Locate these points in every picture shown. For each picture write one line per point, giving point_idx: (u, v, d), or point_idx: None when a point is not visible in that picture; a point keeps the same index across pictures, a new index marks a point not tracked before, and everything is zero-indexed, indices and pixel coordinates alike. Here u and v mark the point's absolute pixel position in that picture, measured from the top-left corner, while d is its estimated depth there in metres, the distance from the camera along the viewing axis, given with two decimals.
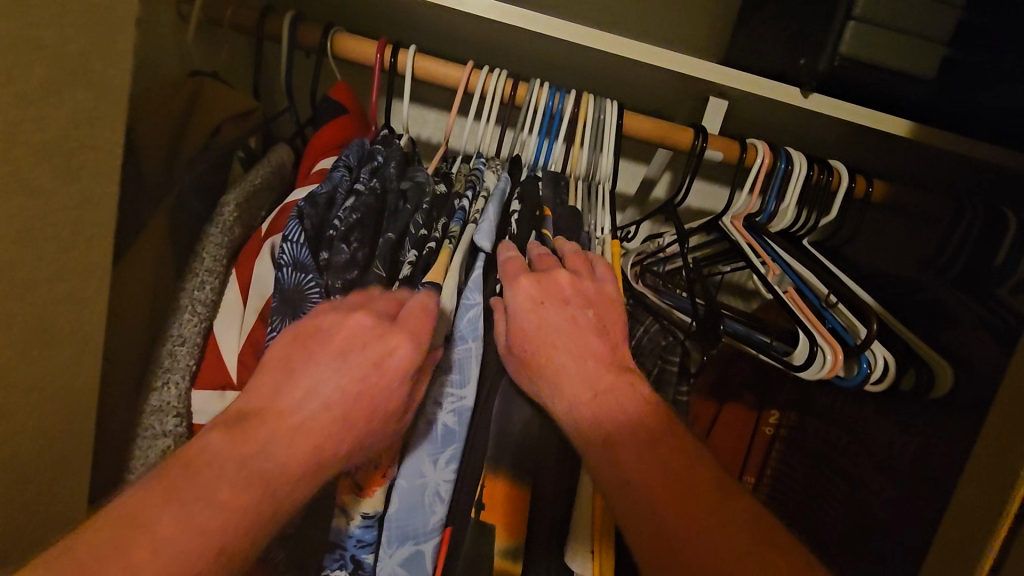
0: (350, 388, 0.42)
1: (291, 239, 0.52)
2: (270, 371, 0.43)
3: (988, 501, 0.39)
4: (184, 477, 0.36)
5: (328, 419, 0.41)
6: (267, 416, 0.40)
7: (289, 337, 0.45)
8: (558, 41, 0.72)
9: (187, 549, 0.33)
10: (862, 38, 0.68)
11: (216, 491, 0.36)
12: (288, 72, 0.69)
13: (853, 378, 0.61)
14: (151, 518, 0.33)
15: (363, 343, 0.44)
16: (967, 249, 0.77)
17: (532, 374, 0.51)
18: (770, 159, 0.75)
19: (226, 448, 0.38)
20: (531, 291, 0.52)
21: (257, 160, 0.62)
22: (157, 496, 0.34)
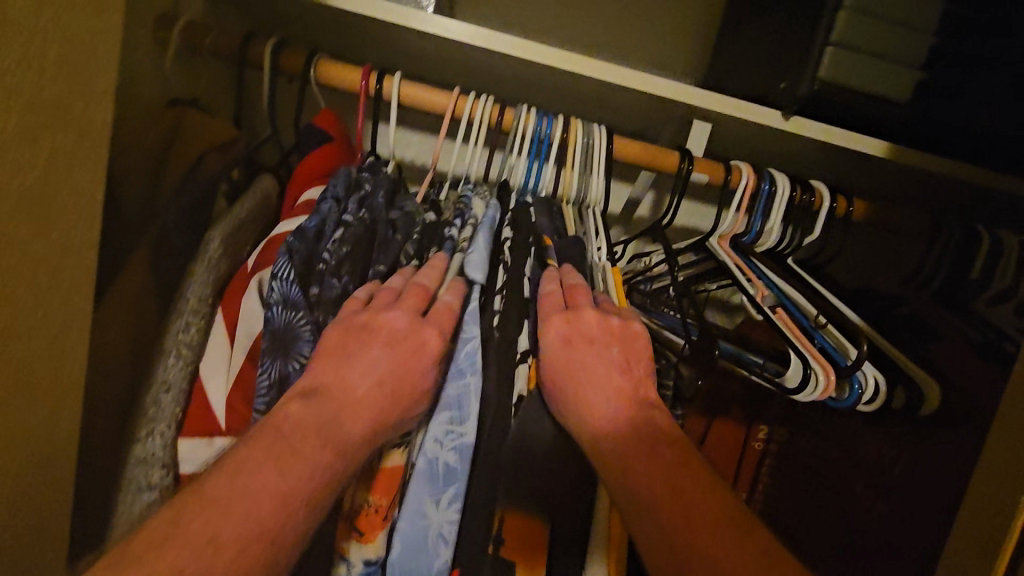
0: (395, 369, 0.48)
1: (280, 276, 0.50)
2: (323, 360, 0.48)
3: (994, 518, 0.39)
4: (275, 442, 0.41)
5: (379, 395, 0.47)
6: (329, 398, 0.45)
7: (341, 328, 0.49)
8: (544, 66, 0.72)
9: (291, 493, 0.39)
10: (841, 63, 0.70)
11: (304, 450, 0.42)
12: (271, 100, 0.68)
13: (846, 400, 0.61)
14: (258, 470, 0.39)
15: (405, 331, 0.50)
16: (945, 265, 0.79)
17: (562, 401, 0.51)
18: (754, 180, 0.76)
19: (305, 419, 0.43)
20: (558, 325, 0.52)
21: (242, 192, 0.61)
22: (260, 453, 0.40)
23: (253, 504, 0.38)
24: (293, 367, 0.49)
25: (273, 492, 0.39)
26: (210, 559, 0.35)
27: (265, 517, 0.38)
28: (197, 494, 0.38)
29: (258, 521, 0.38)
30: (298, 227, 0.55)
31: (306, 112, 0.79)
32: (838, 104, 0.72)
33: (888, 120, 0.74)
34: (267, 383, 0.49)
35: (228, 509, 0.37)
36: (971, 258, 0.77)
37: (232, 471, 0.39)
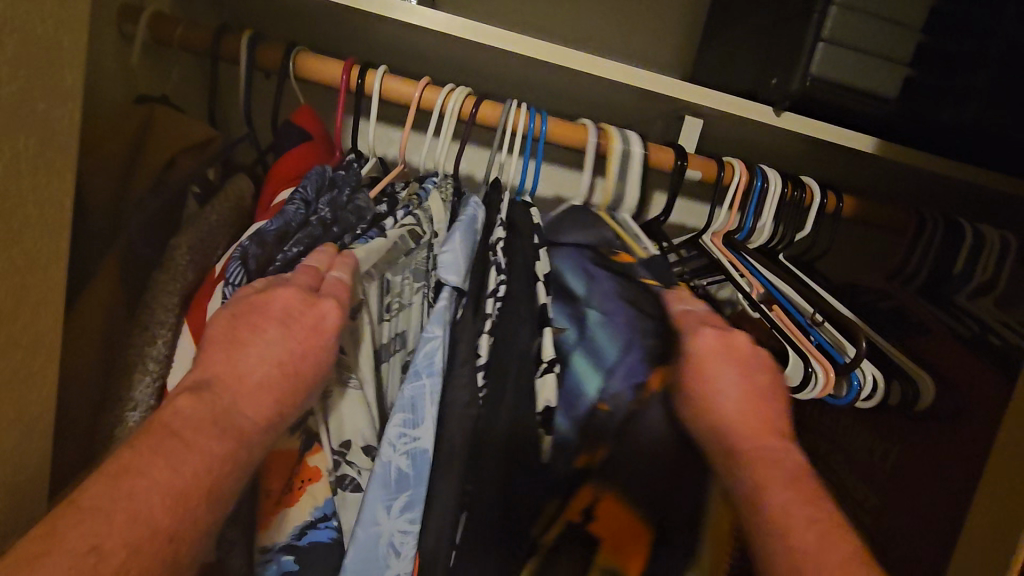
0: (292, 351, 0.43)
1: (232, 282, 0.49)
2: (215, 347, 0.42)
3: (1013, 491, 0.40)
4: (164, 439, 0.35)
5: (268, 383, 0.41)
6: (210, 390, 0.39)
7: (232, 311, 0.43)
8: (532, 61, 0.70)
9: (190, 491, 0.34)
10: (832, 59, 0.69)
11: (196, 443, 0.36)
12: (246, 96, 0.64)
13: (844, 397, 0.60)
14: (146, 468, 0.33)
15: (311, 312, 0.45)
16: (930, 261, 0.80)
17: (693, 406, 0.49)
18: (746, 177, 0.74)
19: (197, 410, 0.37)
20: (710, 337, 0.52)
21: (217, 195, 0.57)
22: (146, 452, 0.34)
23: (140, 507, 0.32)
24: None
25: (161, 492, 0.33)
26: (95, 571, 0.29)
27: (157, 520, 0.32)
28: (74, 500, 0.32)
29: (149, 526, 0.32)
30: (258, 230, 0.52)
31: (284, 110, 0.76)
32: (829, 100, 0.72)
33: (876, 116, 0.74)
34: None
35: (112, 512, 0.31)
36: (957, 250, 0.77)
37: (118, 470, 0.33)
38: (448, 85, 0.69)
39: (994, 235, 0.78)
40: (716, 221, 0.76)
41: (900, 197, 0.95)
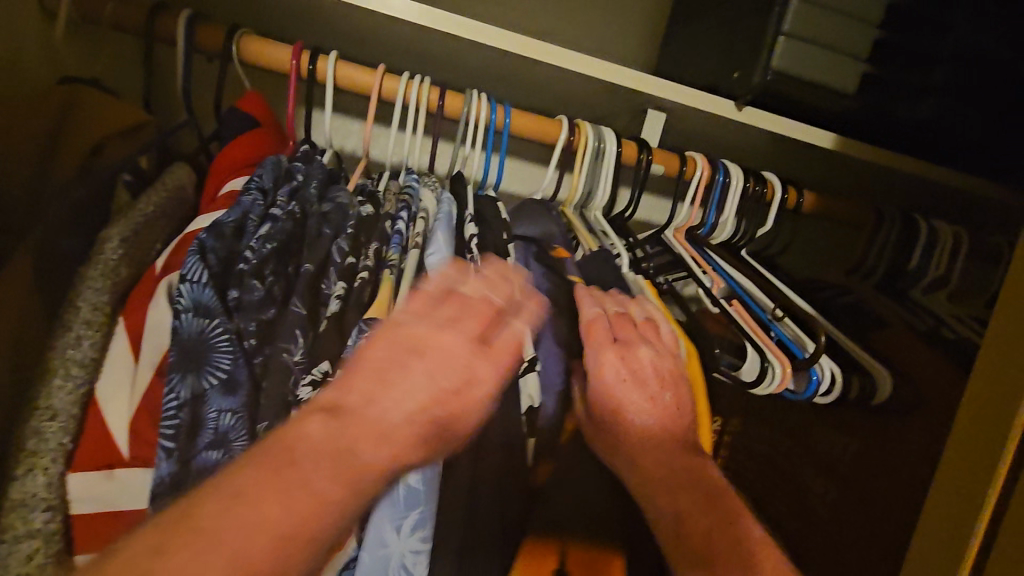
0: (433, 405, 0.36)
1: (192, 278, 0.45)
2: (359, 368, 0.36)
3: (970, 492, 0.38)
4: (283, 466, 0.30)
5: (406, 439, 0.34)
6: (341, 429, 0.33)
7: (395, 333, 0.38)
8: (493, 50, 0.67)
9: (295, 543, 0.28)
10: (793, 53, 0.68)
11: (316, 485, 0.30)
12: (185, 80, 0.60)
13: (804, 392, 0.60)
14: (262, 499, 0.29)
15: (461, 354, 0.39)
16: (887, 256, 0.80)
17: (603, 431, 0.47)
18: (709, 172, 0.73)
19: (329, 438, 0.32)
20: (612, 357, 0.49)
21: (151, 183, 0.53)
22: (268, 479, 0.29)
23: (242, 550, 0.27)
24: (208, 384, 0.44)
25: (265, 536, 0.28)
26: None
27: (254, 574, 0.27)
28: (185, 519, 0.28)
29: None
30: (214, 221, 0.49)
31: (228, 96, 0.71)
32: (790, 94, 0.72)
33: (835, 111, 0.74)
34: (269, 426, 0.44)
35: (219, 551, 0.27)
36: (913, 245, 0.79)
37: (232, 496, 0.28)
38: (406, 73, 0.66)
39: (947, 234, 0.79)
40: (677, 217, 0.75)
41: (858, 193, 0.96)
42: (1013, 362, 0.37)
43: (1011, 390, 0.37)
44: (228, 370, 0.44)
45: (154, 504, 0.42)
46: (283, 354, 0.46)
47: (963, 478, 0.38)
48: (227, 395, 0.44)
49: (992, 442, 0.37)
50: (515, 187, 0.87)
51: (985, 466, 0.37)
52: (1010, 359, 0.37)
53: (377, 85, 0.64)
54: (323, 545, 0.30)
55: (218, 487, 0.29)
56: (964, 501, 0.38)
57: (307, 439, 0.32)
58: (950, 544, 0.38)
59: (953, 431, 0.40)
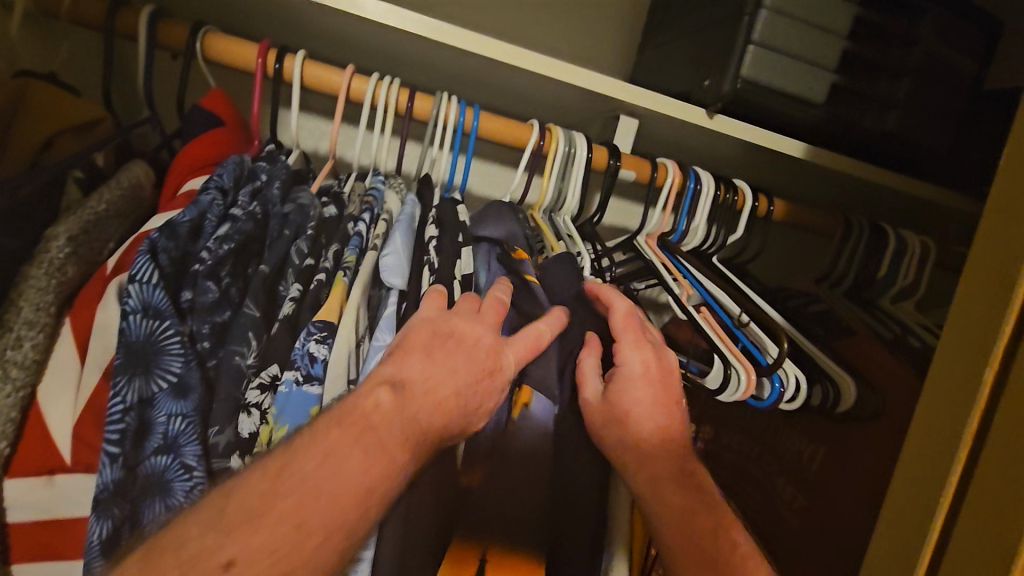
0: (465, 385, 0.43)
1: (141, 279, 0.43)
2: (409, 353, 0.44)
3: (916, 516, 0.38)
4: (359, 427, 0.38)
5: (440, 409, 0.42)
6: (404, 398, 0.41)
7: (430, 325, 0.45)
8: (464, 53, 0.67)
9: (372, 488, 0.37)
10: (760, 62, 0.70)
11: (386, 443, 0.38)
12: (147, 76, 0.59)
13: (766, 399, 0.60)
14: (350, 453, 0.37)
15: (485, 344, 0.46)
16: (855, 264, 0.81)
17: (611, 426, 0.47)
18: (680, 178, 0.73)
19: (389, 407, 0.40)
20: (644, 356, 0.51)
21: (104, 181, 0.52)
22: (350, 439, 0.38)
23: (336, 491, 0.36)
24: (157, 388, 0.42)
25: (349, 486, 0.36)
26: (301, 546, 0.34)
27: (345, 509, 0.36)
28: (283, 471, 0.36)
29: (333, 517, 0.35)
30: (168, 221, 0.47)
31: (192, 95, 0.70)
32: (760, 103, 0.73)
33: (804, 121, 0.75)
34: (220, 430, 0.43)
35: (325, 490, 0.36)
36: (881, 254, 0.80)
37: (322, 450, 0.37)
38: (376, 74, 0.65)
39: (914, 243, 0.80)
40: (650, 222, 0.74)
41: (829, 202, 0.97)
42: (959, 373, 0.37)
43: (959, 401, 0.37)
44: (179, 373, 0.43)
45: (97, 512, 0.40)
46: (236, 356, 0.44)
47: (918, 490, 0.38)
48: (176, 398, 0.42)
49: (943, 451, 0.37)
50: (485, 190, 0.87)
51: (928, 494, 0.38)
52: (955, 369, 0.38)
53: (345, 85, 0.63)
54: (389, 491, 0.38)
55: (323, 433, 0.38)
56: (912, 524, 0.38)
57: (378, 410, 0.39)
58: (902, 560, 0.38)
59: (902, 453, 0.40)
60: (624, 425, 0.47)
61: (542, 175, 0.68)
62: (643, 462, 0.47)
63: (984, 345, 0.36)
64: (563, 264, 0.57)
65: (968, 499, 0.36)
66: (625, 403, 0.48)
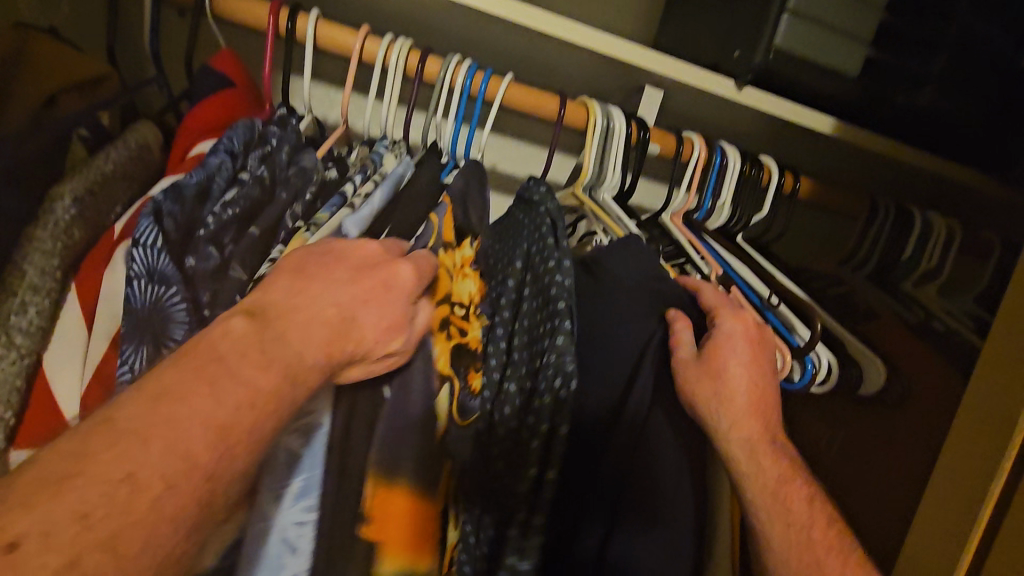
0: (354, 298, 0.39)
1: (144, 243, 0.41)
2: (280, 279, 0.38)
3: (966, 500, 0.37)
4: (208, 361, 0.32)
5: (315, 325, 0.37)
6: (264, 322, 0.35)
7: (303, 251, 0.41)
8: (485, 16, 0.64)
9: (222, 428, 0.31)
10: (795, 33, 0.67)
11: (244, 373, 0.32)
12: (155, 31, 0.56)
13: (798, 382, 0.58)
14: (189, 390, 0.31)
15: (369, 258, 0.42)
16: (880, 247, 0.79)
17: (698, 383, 0.47)
18: (706, 153, 0.70)
19: (252, 334, 0.34)
20: (738, 320, 0.50)
21: (111, 140, 0.49)
22: (192, 376, 0.31)
23: (182, 432, 0.30)
24: (165, 353, 0.41)
25: (198, 422, 0.30)
26: (128, 504, 0.27)
27: (192, 450, 0.30)
28: (112, 421, 0.29)
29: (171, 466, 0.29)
30: (173, 184, 0.45)
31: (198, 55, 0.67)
32: (790, 76, 0.70)
33: (836, 96, 0.72)
34: None
35: (174, 426, 0.30)
36: (904, 239, 0.78)
37: (153, 394, 0.30)
38: (390, 35, 0.62)
39: (941, 225, 0.78)
40: (674, 201, 0.71)
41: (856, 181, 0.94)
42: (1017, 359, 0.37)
43: (1005, 411, 0.36)
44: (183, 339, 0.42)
45: None
46: None
47: (956, 497, 0.38)
48: None
49: (984, 459, 0.37)
50: (509, 167, 0.85)
51: (981, 479, 0.37)
52: (1002, 379, 0.37)
53: (361, 47, 0.60)
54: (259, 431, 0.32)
55: (158, 373, 0.31)
56: (960, 509, 0.37)
57: (225, 338, 0.33)
58: (950, 542, 0.38)
59: (950, 435, 0.39)
60: (719, 378, 0.47)
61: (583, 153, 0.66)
62: (743, 419, 0.46)
63: None
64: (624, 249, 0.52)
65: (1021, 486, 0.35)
66: (720, 355, 0.48)
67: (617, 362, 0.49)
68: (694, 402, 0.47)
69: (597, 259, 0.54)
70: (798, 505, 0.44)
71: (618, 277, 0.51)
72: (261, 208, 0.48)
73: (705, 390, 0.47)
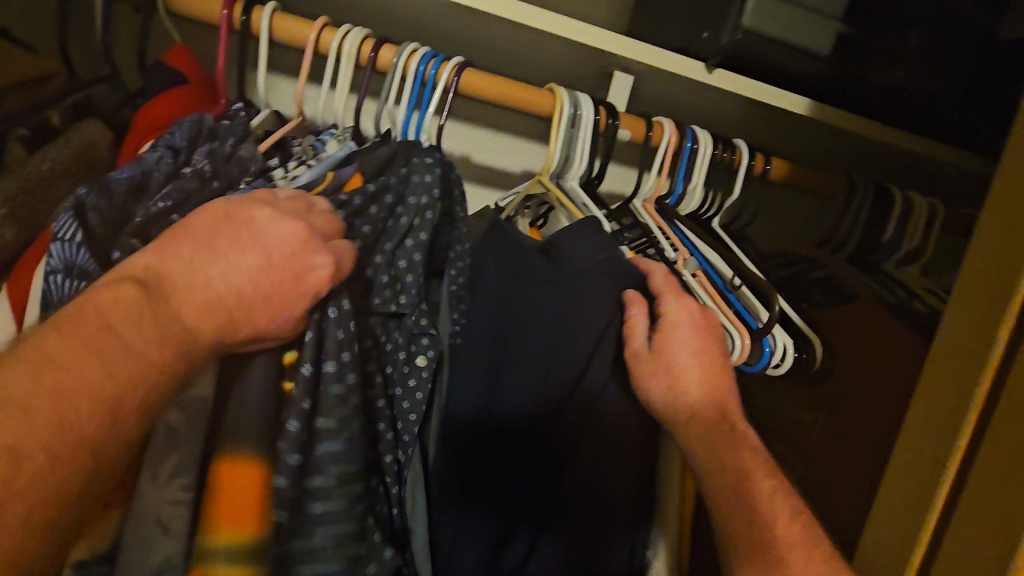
0: (257, 283, 0.39)
1: (61, 237, 0.41)
2: (173, 244, 0.38)
3: (931, 462, 0.38)
4: (97, 323, 0.33)
5: (214, 308, 0.37)
6: (165, 287, 0.36)
7: (219, 211, 0.40)
8: (445, 3, 0.63)
9: (119, 392, 0.32)
10: (763, 11, 0.64)
11: (130, 343, 0.33)
12: (104, 30, 0.55)
13: (755, 364, 0.59)
14: (71, 356, 0.31)
15: (282, 240, 0.41)
16: (859, 229, 0.77)
17: (648, 375, 0.48)
18: (676, 137, 0.69)
19: (142, 303, 0.35)
20: (690, 308, 0.51)
21: (52, 139, 0.48)
22: (76, 342, 0.32)
23: (52, 408, 0.30)
24: None
25: (66, 403, 0.30)
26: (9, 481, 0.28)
27: (77, 412, 0.30)
28: (41, 367, 0.30)
29: (66, 421, 0.30)
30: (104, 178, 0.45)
31: (155, 51, 0.67)
32: (759, 54, 0.68)
33: (808, 75, 0.71)
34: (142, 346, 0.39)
35: (46, 399, 0.30)
36: (886, 219, 0.76)
37: (42, 358, 0.31)
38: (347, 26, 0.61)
39: (922, 204, 0.76)
40: (645, 186, 0.70)
41: (851, 157, 0.90)
42: (975, 325, 0.37)
43: (972, 362, 0.36)
44: None
45: None
46: None
47: (927, 452, 0.38)
48: None
49: (953, 413, 0.37)
50: (482, 157, 0.84)
51: (949, 438, 0.37)
52: (967, 342, 0.37)
53: (318, 39, 0.59)
54: (152, 400, 0.34)
55: (52, 329, 0.32)
56: (929, 469, 0.38)
57: (118, 303, 0.34)
58: (917, 508, 0.38)
59: (917, 396, 0.40)
60: (675, 372, 0.48)
61: (549, 141, 0.65)
62: (690, 418, 0.48)
63: (1010, 280, 0.35)
64: (584, 231, 0.51)
65: (984, 439, 0.35)
66: (673, 343, 0.49)
67: (572, 347, 0.50)
68: (649, 399, 0.48)
69: (555, 244, 0.52)
70: (780, 507, 0.44)
71: (571, 262, 0.51)
72: (193, 201, 0.46)
73: (654, 380, 0.48)
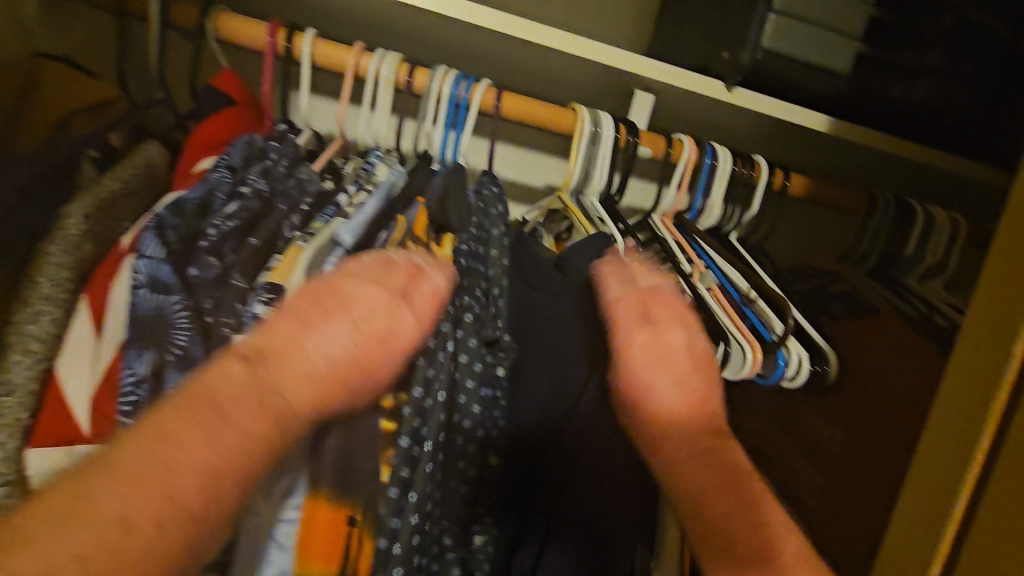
0: (354, 351, 0.38)
1: (146, 253, 0.44)
2: (269, 322, 0.37)
3: (946, 482, 0.39)
4: (203, 406, 0.32)
5: (314, 386, 0.36)
6: (266, 362, 0.35)
7: (314, 288, 0.39)
8: (475, 28, 0.66)
9: (224, 468, 0.31)
10: (783, 33, 0.67)
11: (236, 421, 0.32)
12: (160, 59, 0.60)
13: (771, 377, 0.60)
14: (181, 438, 0.30)
15: (376, 303, 0.40)
16: (880, 243, 0.78)
17: None
18: (696, 154, 0.70)
19: (245, 382, 0.33)
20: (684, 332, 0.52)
21: (118, 161, 0.52)
22: (186, 420, 0.31)
23: (173, 484, 0.29)
24: (167, 358, 0.43)
25: (172, 491, 0.29)
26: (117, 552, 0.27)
27: (184, 488, 0.30)
28: (153, 450, 0.30)
29: (180, 502, 0.29)
30: (176, 200, 0.48)
31: (201, 76, 0.71)
32: (778, 74, 0.70)
33: (828, 93, 0.72)
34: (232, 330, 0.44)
35: (155, 483, 0.29)
36: (906, 235, 0.76)
37: (152, 439, 0.30)
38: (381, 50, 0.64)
39: (943, 219, 0.76)
40: (664, 200, 0.72)
41: (868, 170, 0.91)
42: (992, 337, 0.38)
43: (989, 374, 0.37)
44: (186, 345, 0.44)
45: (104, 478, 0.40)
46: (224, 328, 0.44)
47: (951, 461, 0.39)
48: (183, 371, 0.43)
49: (972, 420, 0.38)
50: (507, 172, 0.87)
51: (965, 451, 0.38)
52: (984, 354, 0.38)
53: (354, 62, 0.62)
54: (252, 478, 0.32)
55: (156, 413, 0.32)
56: (945, 482, 0.39)
57: (224, 385, 0.33)
58: (931, 522, 0.39)
59: (932, 410, 0.41)
60: None
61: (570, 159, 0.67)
62: None
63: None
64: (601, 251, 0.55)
65: (1006, 450, 0.36)
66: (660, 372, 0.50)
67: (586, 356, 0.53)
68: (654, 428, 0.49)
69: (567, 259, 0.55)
70: None
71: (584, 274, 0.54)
72: (261, 221, 0.50)
73: None
